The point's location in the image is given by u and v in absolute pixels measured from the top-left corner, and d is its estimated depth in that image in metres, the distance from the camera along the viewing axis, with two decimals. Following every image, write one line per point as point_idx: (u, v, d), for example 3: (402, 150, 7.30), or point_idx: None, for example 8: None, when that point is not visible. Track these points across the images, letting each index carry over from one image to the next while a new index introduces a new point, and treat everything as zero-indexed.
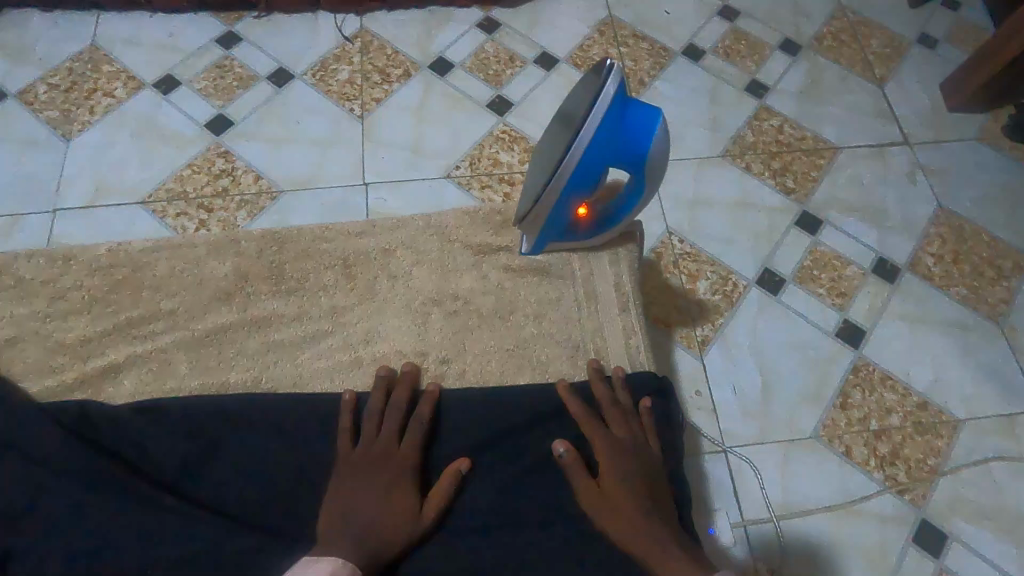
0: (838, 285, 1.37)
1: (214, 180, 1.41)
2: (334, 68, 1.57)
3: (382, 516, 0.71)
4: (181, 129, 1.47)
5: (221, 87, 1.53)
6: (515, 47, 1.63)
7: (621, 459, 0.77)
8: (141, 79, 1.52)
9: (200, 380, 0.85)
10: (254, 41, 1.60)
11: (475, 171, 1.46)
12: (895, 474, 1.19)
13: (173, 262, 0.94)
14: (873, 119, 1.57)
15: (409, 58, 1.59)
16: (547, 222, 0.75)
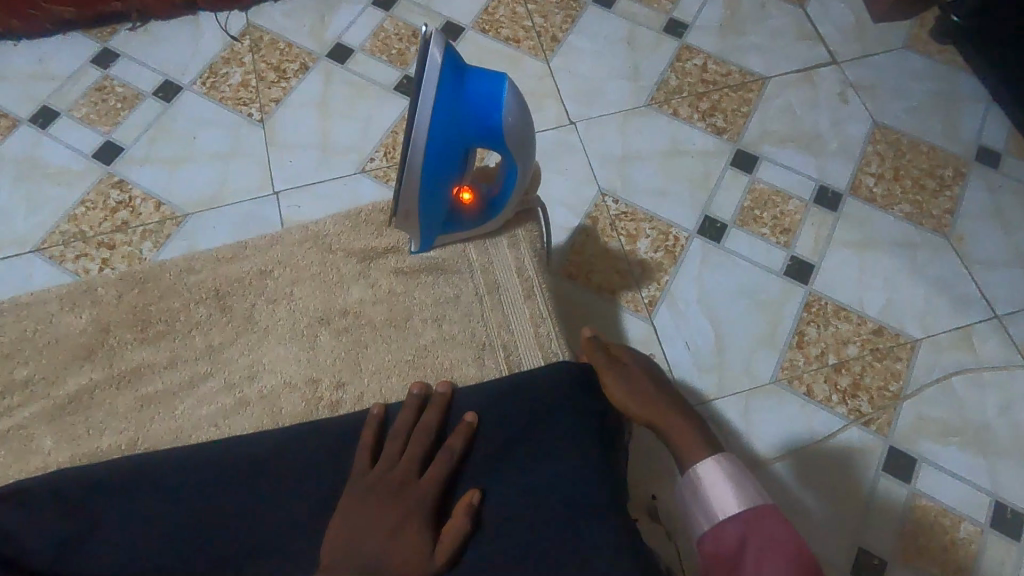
0: (781, 222, 1.32)
1: (112, 214, 1.31)
2: (225, 72, 1.45)
3: (383, 554, 0.66)
4: (66, 164, 1.36)
5: (104, 111, 1.41)
6: (416, 20, 1.52)
7: (649, 401, 0.88)
8: (14, 116, 1.40)
9: (69, 453, 0.79)
10: (132, 55, 1.47)
11: (391, 161, 1.37)
12: (858, 406, 1.17)
13: (25, 325, 0.87)
14: (798, 42, 1.51)
15: (304, 50, 1.48)
16: (424, 211, 0.73)
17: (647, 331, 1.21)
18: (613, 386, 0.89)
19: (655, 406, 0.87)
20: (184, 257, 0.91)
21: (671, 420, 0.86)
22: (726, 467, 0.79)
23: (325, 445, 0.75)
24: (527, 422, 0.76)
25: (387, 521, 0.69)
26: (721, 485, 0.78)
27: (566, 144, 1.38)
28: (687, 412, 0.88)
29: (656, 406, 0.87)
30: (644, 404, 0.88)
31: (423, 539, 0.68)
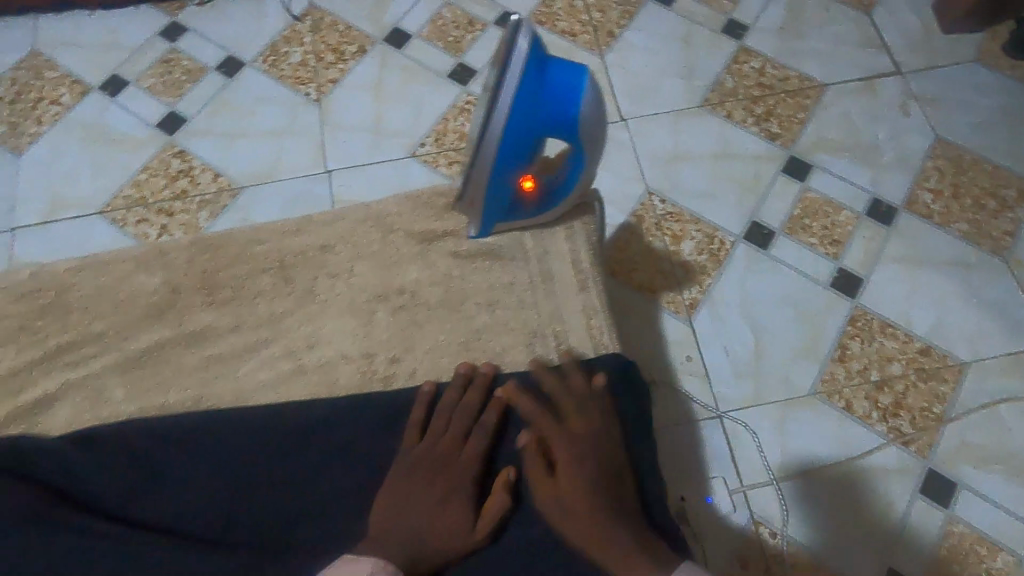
0: (830, 232, 1.30)
1: (172, 182, 1.36)
2: (285, 51, 1.49)
3: (430, 527, 0.72)
4: (132, 131, 1.41)
5: (170, 83, 1.46)
6: (474, 9, 1.53)
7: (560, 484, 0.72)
8: (86, 83, 1.46)
9: (137, 405, 0.84)
10: (198, 29, 1.52)
11: (441, 147, 1.39)
12: (899, 425, 1.14)
13: (101, 279, 0.91)
14: (861, 49, 1.47)
15: (363, 33, 1.51)
16: (489, 195, 0.74)
17: (685, 333, 1.21)
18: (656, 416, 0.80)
19: (570, 494, 0.71)
20: (241, 229, 0.95)
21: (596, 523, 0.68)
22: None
23: (376, 417, 0.81)
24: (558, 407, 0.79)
25: (431, 495, 0.74)
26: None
27: (616, 141, 1.38)
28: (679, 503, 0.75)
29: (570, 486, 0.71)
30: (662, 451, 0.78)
31: (465, 512, 0.74)
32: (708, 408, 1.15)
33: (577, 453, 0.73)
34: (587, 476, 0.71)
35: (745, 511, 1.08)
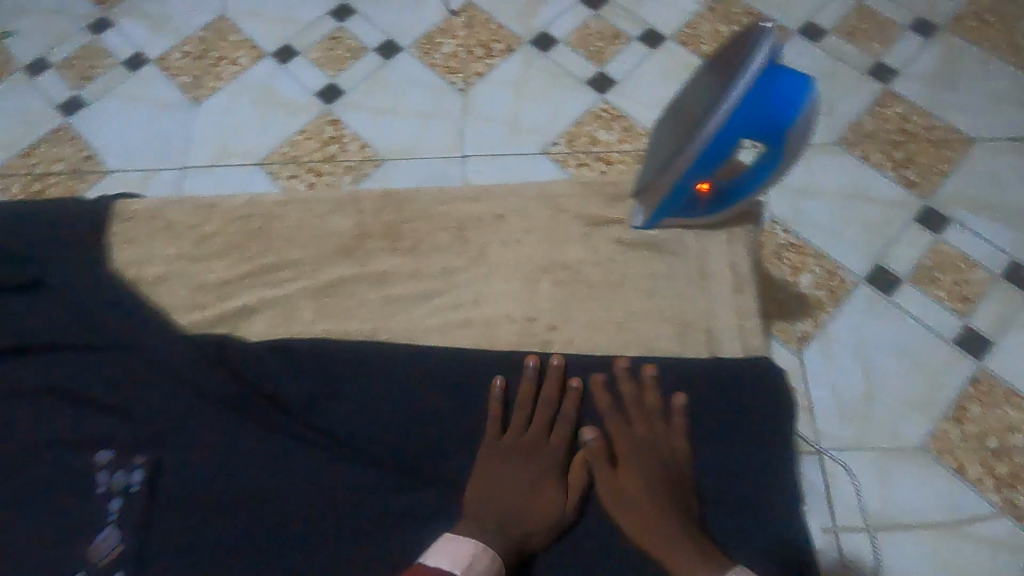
0: (961, 289, 1.26)
1: (324, 146, 1.49)
2: (439, 41, 1.60)
3: (516, 508, 0.63)
4: (294, 96, 1.55)
5: (333, 58, 1.60)
6: (619, 23, 1.59)
7: (625, 491, 0.64)
8: (262, 50, 1.62)
9: (263, 327, 0.74)
10: (364, 13, 1.65)
11: (572, 148, 1.45)
12: (1013, 498, 1.09)
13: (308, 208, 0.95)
14: (1016, 110, 1.42)
15: (512, 34, 1.60)
16: (668, 195, 0.68)
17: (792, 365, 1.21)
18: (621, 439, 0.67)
19: (647, 500, 0.62)
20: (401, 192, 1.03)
21: (660, 527, 0.61)
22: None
23: None
24: (661, 397, 0.68)
25: (519, 475, 0.66)
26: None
27: None
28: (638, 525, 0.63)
29: (641, 494, 0.63)
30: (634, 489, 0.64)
31: (555, 496, 0.65)
32: (808, 442, 1.15)
33: (655, 460, 0.65)
34: (653, 482, 0.63)
35: (835, 551, 1.07)
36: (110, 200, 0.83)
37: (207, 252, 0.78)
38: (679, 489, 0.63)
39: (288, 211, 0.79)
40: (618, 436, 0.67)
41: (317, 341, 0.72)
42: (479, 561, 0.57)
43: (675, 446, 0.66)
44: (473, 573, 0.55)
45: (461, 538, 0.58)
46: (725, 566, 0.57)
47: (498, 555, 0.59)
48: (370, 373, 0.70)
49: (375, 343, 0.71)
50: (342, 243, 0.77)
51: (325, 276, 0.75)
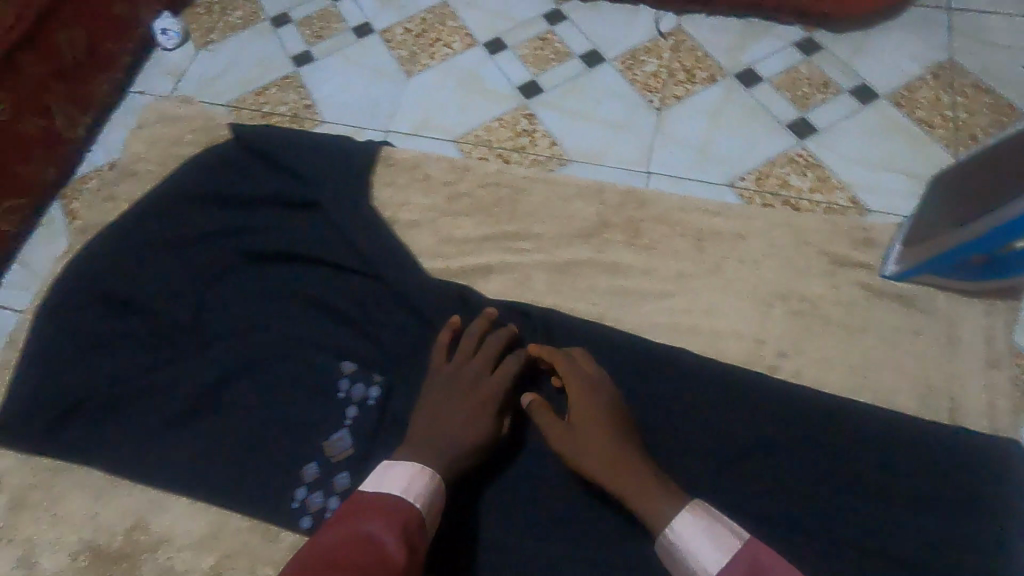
0: None
1: (517, 137, 1.54)
2: (643, 60, 1.60)
3: (462, 438, 0.63)
4: (498, 86, 1.61)
5: (539, 57, 1.65)
6: (831, 72, 1.51)
7: (584, 433, 0.63)
8: (475, 39, 1.71)
9: (498, 286, 0.79)
10: (575, 22, 1.70)
11: (759, 187, 1.42)
12: None
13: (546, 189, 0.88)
14: None
15: (716, 64, 1.57)
16: (953, 251, 0.68)
17: None
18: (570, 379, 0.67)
19: (602, 441, 0.62)
20: None
21: (623, 466, 0.60)
22: (722, 527, 0.52)
23: None
24: (765, 416, 0.66)
25: (465, 407, 0.66)
26: (702, 542, 0.52)
27: None
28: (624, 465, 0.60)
29: (602, 434, 0.62)
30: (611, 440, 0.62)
31: (485, 428, 0.65)
32: None
33: (603, 402, 0.64)
34: (608, 422, 0.63)
35: None
36: (375, 143, 0.90)
37: (456, 209, 0.84)
38: (631, 433, 0.64)
39: (534, 188, 0.84)
40: (567, 378, 0.67)
41: (550, 315, 0.75)
42: (421, 481, 0.57)
43: (609, 393, 0.66)
44: (412, 491, 0.56)
45: (393, 465, 0.59)
46: (689, 503, 0.55)
47: (435, 475, 0.59)
48: (597, 357, 0.72)
49: (606, 332, 0.73)
50: (583, 227, 0.81)
51: (562, 255, 0.79)
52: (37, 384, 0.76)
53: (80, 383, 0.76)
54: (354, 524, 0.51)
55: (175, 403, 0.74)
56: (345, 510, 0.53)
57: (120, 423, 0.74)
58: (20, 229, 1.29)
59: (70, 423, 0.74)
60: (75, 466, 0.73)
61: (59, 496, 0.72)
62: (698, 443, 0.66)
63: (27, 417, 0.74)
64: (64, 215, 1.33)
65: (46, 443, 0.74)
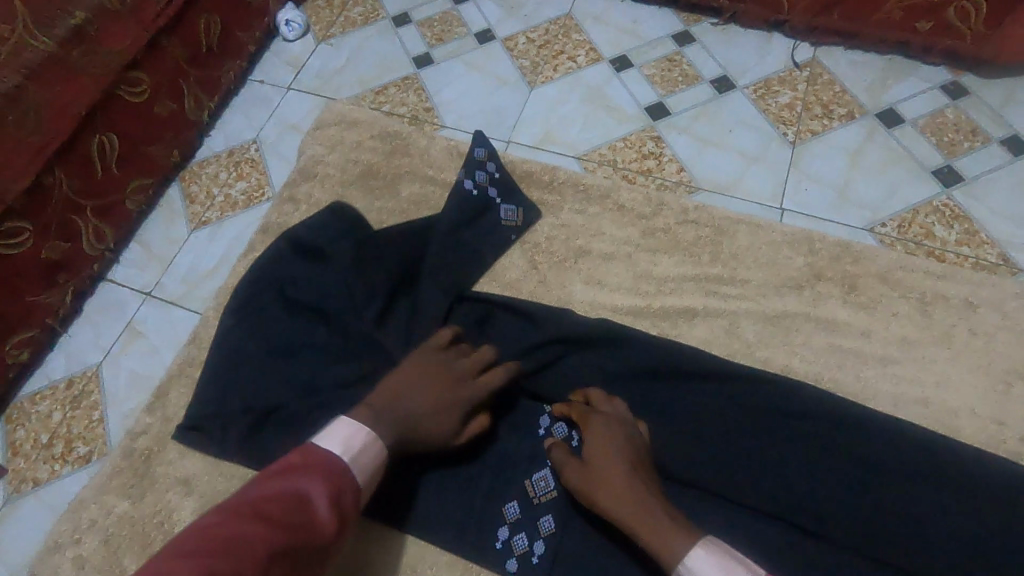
0: None
1: (642, 159, 1.24)
2: (777, 89, 1.29)
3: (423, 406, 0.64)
4: (623, 105, 1.30)
5: (667, 79, 1.33)
6: (980, 119, 1.21)
7: (597, 472, 0.61)
8: (601, 55, 1.38)
9: (702, 332, 0.75)
10: (706, 44, 1.37)
11: (902, 237, 1.13)
12: None
13: (754, 237, 0.80)
14: None
15: (857, 101, 1.26)
16: None
17: None
18: (590, 427, 0.64)
19: (606, 476, 0.60)
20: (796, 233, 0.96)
21: (627, 498, 0.58)
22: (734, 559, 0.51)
23: None
24: (906, 479, 0.62)
25: (432, 388, 0.66)
26: None
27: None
28: (643, 510, 0.57)
29: (608, 468, 0.60)
30: (617, 485, 0.59)
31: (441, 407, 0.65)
32: None
33: (615, 437, 0.62)
34: (617, 455, 0.61)
35: None
36: (562, 171, 0.88)
37: (652, 244, 0.81)
38: (640, 465, 0.61)
39: (739, 231, 0.81)
40: (584, 418, 0.66)
41: (757, 372, 0.69)
42: (367, 453, 0.57)
43: (624, 429, 0.63)
44: (362, 461, 0.56)
45: (344, 423, 0.58)
46: (705, 539, 0.53)
47: (383, 446, 0.59)
48: (796, 424, 0.66)
49: (823, 399, 0.66)
50: (794, 278, 0.77)
51: (772, 305, 0.76)
52: (219, 390, 0.75)
53: (268, 391, 0.74)
54: (296, 482, 0.51)
55: None
56: (298, 458, 0.53)
57: (292, 441, 0.72)
58: (143, 208, 1.17)
59: (262, 432, 0.73)
60: None
61: None
62: (944, 527, 0.60)
63: (218, 423, 0.74)
64: (187, 199, 1.20)
65: (236, 452, 0.73)
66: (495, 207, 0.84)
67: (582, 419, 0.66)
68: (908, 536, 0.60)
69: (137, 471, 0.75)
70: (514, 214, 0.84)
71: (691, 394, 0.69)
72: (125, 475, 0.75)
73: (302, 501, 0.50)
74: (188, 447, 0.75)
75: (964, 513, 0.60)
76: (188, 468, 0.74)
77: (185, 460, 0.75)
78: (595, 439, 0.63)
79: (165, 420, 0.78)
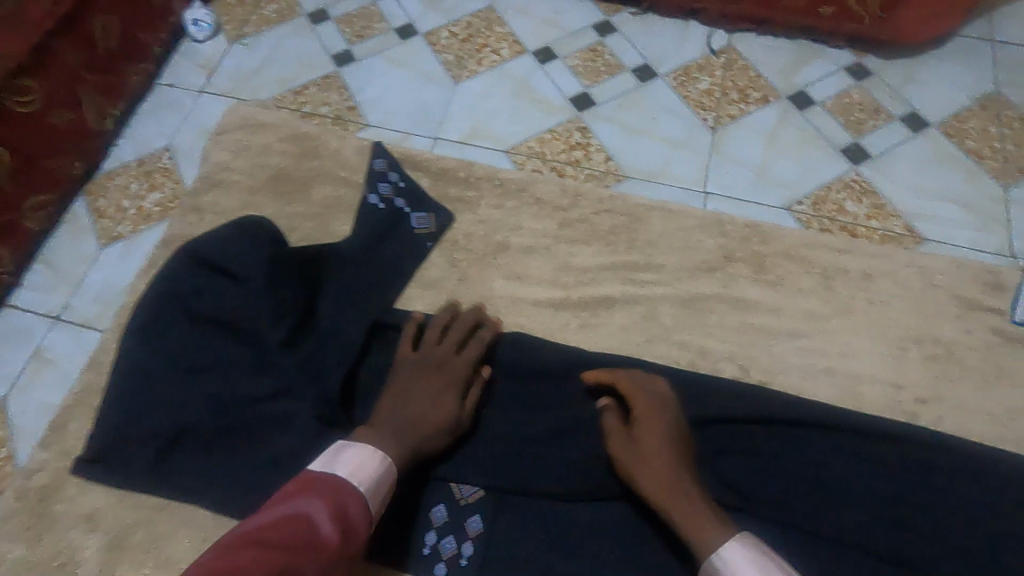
0: None
1: (570, 150, 1.24)
2: (696, 76, 1.32)
3: (424, 404, 0.64)
4: (549, 97, 1.30)
5: (591, 69, 1.33)
6: (882, 98, 1.27)
7: (642, 452, 0.61)
8: (524, 47, 1.37)
9: (623, 320, 0.76)
10: (627, 34, 1.38)
11: (817, 213, 1.16)
12: None
13: (668, 222, 0.82)
14: None
15: (771, 85, 1.30)
16: None
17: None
18: (641, 406, 0.64)
19: (650, 459, 0.60)
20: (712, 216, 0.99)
21: (669, 482, 0.59)
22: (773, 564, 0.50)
23: None
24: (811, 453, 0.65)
25: (425, 380, 0.66)
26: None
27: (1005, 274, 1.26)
28: (685, 497, 0.58)
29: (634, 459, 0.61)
30: (660, 469, 0.60)
31: (442, 397, 0.65)
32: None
33: (664, 420, 0.62)
34: (666, 441, 0.61)
35: None
36: (479, 167, 0.87)
37: (570, 235, 0.82)
38: (684, 450, 0.62)
39: (653, 218, 0.82)
40: (631, 390, 0.65)
41: (670, 368, 0.71)
42: (372, 466, 0.56)
43: (669, 411, 0.63)
44: (362, 475, 0.55)
45: (347, 446, 0.57)
46: (736, 533, 0.54)
47: (390, 460, 0.58)
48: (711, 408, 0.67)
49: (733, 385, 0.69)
50: (707, 260, 0.79)
51: (687, 289, 0.77)
52: (123, 417, 0.69)
53: (182, 411, 0.69)
54: (295, 504, 0.49)
55: (291, 442, 0.68)
56: (294, 487, 0.51)
57: (207, 464, 0.69)
58: (44, 226, 1.08)
59: (172, 457, 0.69)
60: (178, 504, 0.70)
61: (163, 536, 0.69)
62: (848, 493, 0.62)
63: (123, 452, 0.69)
64: (93, 214, 1.12)
65: (145, 481, 0.69)
66: (405, 217, 0.82)
67: (628, 394, 0.65)
68: (827, 508, 0.62)
69: (37, 510, 0.70)
70: (427, 220, 0.82)
71: (613, 387, 0.70)
72: (24, 515, 0.69)
73: (302, 520, 0.47)
74: (93, 480, 0.70)
75: (864, 478, 0.63)
76: (96, 501, 0.70)
77: (91, 493, 0.70)
78: (644, 418, 0.63)
79: (68, 451, 0.73)
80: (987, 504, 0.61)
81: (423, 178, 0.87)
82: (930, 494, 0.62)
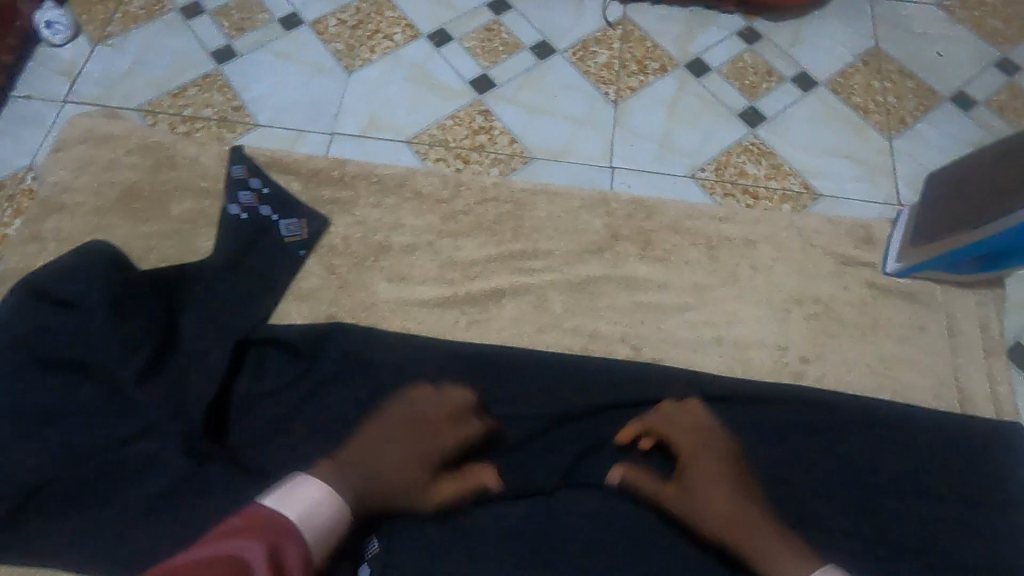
0: None
1: (473, 135, 1.17)
2: (594, 50, 1.29)
3: (400, 466, 0.59)
4: (448, 81, 1.23)
5: (489, 50, 1.27)
6: (773, 61, 1.29)
7: (697, 495, 0.59)
8: (418, 31, 1.29)
9: (514, 311, 0.74)
10: (522, 10, 1.33)
11: (722, 178, 1.17)
12: None
13: (553, 206, 0.80)
14: None
15: (667, 54, 1.29)
16: (952, 254, 0.71)
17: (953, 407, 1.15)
18: (691, 452, 0.61)
19: (713, 501, 0.58)
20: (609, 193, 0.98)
21: (737, 519, 0.57)
22: None
23: None
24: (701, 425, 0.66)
25: (400, 448, 0.60)
26: None
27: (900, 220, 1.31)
28: (767, 531, 0.56)
29: (713, 493, 0.58)
30: (729, 507, 0.57)
31: (419, 458, 0.60)
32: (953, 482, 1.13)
33: (708, 456, 0.61)
34: (722, 475, 0.59)
35: None
36: (352, 164, 0.82)
37: (455, 229, 0.78)
38: (742, 475, 0.61)
39: (538, 203, 0.80)
40: (675, 428, 0.63)
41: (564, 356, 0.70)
42: (324, 509, 0.49)
43: (715, 441, 0.62)
44: (314, 522, 0.48)
45: (300, 483, 0.50)
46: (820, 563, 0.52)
47: (345, 501, 0.51)
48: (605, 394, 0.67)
49: (624, 366, 0.69)
50: (593, 241, 0.78)
51: (576, 272, 0.76)
52: None
53: None
54: (229, 543, 0.41)
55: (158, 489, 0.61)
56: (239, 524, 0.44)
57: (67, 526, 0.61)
58: None
59: None
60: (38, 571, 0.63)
61: None
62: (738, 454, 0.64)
63: None
64: None
65: None
66: (273, 225, 0.76)
67: (671, 437, 0.63)
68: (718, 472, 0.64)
69: None
70: (298, 226, 0.77)
71: (507, 385, 0.68)
72: None
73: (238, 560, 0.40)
74: None
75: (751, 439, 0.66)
76: None
77: None
78: (694, 459, 0.61)
79: None
80: (863, 449, 0.65)
81: (293, 181, 0.81)
82: (816, 453, 0.64)
